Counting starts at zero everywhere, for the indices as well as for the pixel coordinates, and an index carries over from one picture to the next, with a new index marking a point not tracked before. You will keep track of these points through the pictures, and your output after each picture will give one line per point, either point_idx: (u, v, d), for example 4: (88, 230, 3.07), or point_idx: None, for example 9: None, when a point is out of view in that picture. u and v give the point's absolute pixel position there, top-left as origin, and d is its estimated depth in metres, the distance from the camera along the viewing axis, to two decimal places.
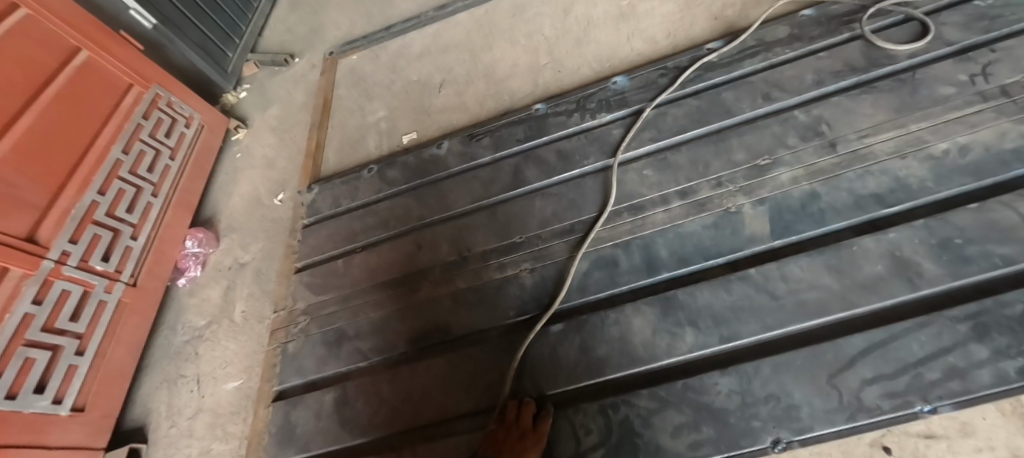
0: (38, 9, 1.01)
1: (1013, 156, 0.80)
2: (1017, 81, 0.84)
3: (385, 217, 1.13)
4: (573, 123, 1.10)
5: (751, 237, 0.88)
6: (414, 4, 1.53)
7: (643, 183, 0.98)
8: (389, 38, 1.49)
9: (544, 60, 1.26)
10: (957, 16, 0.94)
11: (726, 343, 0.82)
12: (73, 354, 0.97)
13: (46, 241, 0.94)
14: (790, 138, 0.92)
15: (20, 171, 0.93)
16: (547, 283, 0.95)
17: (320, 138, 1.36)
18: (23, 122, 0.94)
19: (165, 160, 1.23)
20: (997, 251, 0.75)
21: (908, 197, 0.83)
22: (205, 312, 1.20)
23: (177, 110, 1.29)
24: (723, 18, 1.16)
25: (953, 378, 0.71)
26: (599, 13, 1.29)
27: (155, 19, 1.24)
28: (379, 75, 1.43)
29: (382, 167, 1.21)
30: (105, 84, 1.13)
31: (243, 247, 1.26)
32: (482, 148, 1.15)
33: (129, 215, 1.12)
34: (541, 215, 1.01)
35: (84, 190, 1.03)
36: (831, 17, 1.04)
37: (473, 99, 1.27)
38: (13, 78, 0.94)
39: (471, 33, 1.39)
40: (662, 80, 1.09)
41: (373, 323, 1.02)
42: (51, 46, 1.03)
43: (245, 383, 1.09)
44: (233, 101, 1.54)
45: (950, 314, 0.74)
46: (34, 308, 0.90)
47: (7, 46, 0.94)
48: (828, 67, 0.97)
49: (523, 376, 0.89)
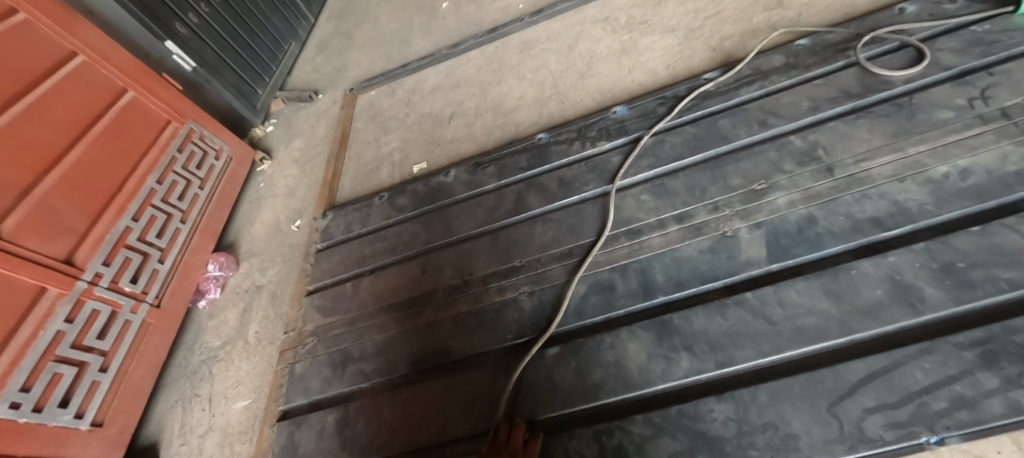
0: (93, 56, 1.13)
1: (1016, 179, 0.78)
2: (1017, 104, 0.83)
3: (393, 242, 1.17)
4: (574, 151, 1.14)
5: (747, 262, 0.87)
6: (430, 44, 1.63)
7: (641, 208, 0.99)
8: (405, 75, 1.58)
9: (549, 93, 1.32)
10: (953, 42, 0.95)
11: (721, 368, 0.81)
12: (98, 370, 1.03)
13: (82, 263, 1.02)
14: (786, 163, 0.93)
15: (65, 199, 1.02)
16: (545, 307, 0.96)
17: (337, 168, 1.44)
18: (71, 155, 1.05)
19: (195, 189, 1.32)
20: (1002, 275, 0.73)
21: (907, 221, 0.82)
22: (222, 333, 1.26)
23: (209, 143, 1.38)
24: (721, 49, 1.19)
25: (962, 408, 0.68)
26: (602, 47, 1.34)
27: (194, 63, 1.37)
28: (395, 110, 1.51)
29: (392, 195, 1.27)
30: (146, 120, 1.24)
31: (261, 271, 1.33)
32: (486, 176, 1.19)
33: (158, 240, 1.19)
34: (541, 240, 1.03)
35: (119, 217, 1.11)
36: (827, 46, 1.06)
37: (480, 130, 1.33)
38: (66, 116, 1.05)
39: (481, 69, 1.47)
40: (661, 109, 1.12)
41: (377, 345, 1.05)
42: (102, 87, 1.15)
43: (254, 403, 1.13)
44: (260, 134, 1.65)
45: (955, 340, 0.71)
46: (66, 326, 0.97)
47: (63, 89, 1.06)
48: (824, 93, 0.98)
49: (518, 399, 0.90)
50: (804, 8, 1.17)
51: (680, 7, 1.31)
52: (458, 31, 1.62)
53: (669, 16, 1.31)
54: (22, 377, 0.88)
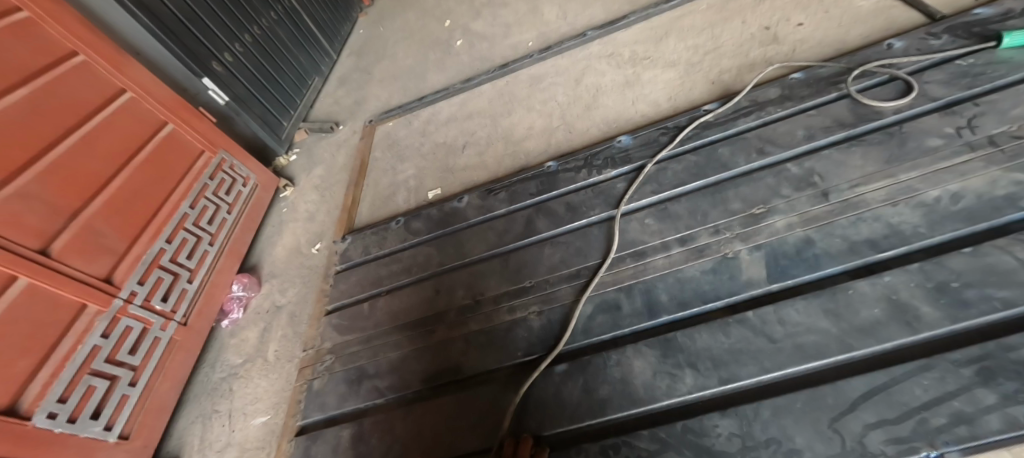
0: (139, 92, 1.23)
1: (1005, 202, 0.82)
2: (1003, 132, 0.88)
3: (408, 264, 1.22)
4: (581, 178, 1.20)
5: (748, 282, 0.91)
6: (445, 79, 1.74)
7: (645, 231, 1.04)
8: (421, 107, 1.67)
9: (557, 123, 1.39)
10: (939, 75, 1.00)
11: (725, 384, 0.83)
12: (127, 385, 1.08)
13: (119, 282, 1.09)
14: (784, 189, 0.97)
15: (108, 222, 1.10)
16: (554, 326, 0.99)
17: (356, 194, 1.51)
18: (115, 182, 1.13)
19: (223, 214, 1.39)
20: (995, 295, 0.76)
21: (902, 242, 0.85)
22: (242, 351, 1.30)
23: (238, 172, 1.47)
24: (720, 82, 1.26)
25: (961, 424, 0.70)
26: (607, 81, 1.42)
27: (227, 96, 1.47)
28: (411, 139, 1.59)
29: (408, 219, 1.33)
30: (183, 150, 1.32)
31: (281, 292, 1.38)
32: (498, 201, 1.25)
33: (188, 261, 1.26)
34: (550, 261, 1.08)
35: (154, 239, 1.19)
36: (820, 79, 1.12)
37: (492, 158, 1.40)
38: (112, 147, 1.14)
39: (493, 101, 1.55)
40: (663, 138, 1.17)
41: (392, 363, 1.08)
42: (146, 120, 1.24)
43: (271, 419, 1.16)
44: (284, 163, 1.73)
45: (952, 357, 0.73)
46: (101, 341, 1.02)
47: (112, 122, 1.15)
48: (818, 123, 1.03)
49: (525, 414, 0.93)
50: (798, 44, 1.24)
51: (681, 43, 1.39)
52: (471, 67, 1.72)
53: (670, 51, 1.39)
54: (59, 389, 0.94)
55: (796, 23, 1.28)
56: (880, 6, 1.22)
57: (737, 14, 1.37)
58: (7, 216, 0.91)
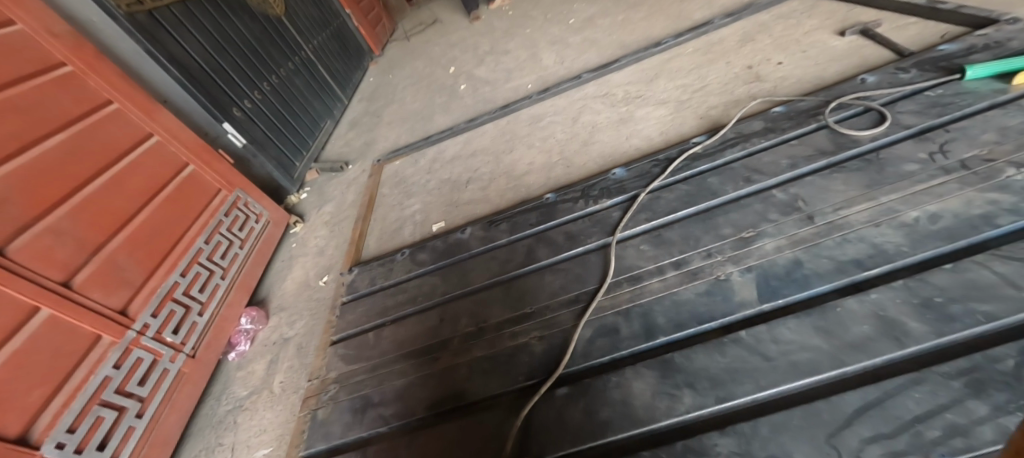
0: (165, 136, 1.33)
1: (982, 220, 0.86)
2: (973, 156, 0.93)
3: (414, 294, 1.26)
4: (578, 208, 1.25)
5: (741, 303, 0.94)
6: (450, 120, 1.84)
7: (641, 256, 1.08)
8: (427, 146, 1.76)
9: (556, 159, 1.46)
10: (911, 105, 1.07)
11: (723, 403, 0.84)
12: (135, 416, 1.09)
13: (133, 314, 1.14)
14: (771, 214, 1.02)
15: (128, 256, 1.16)
16: (554, 350, 1.02)
17: (363, 229, 1.57)
18: (137, 219, 1.20)
19: (236, 248, 1.44)
20: (979, 309, 0.79)
21: (886, 261, 0.88)
22: (249, 384, 1.31)
23: (252, 209, 1.54)
24: (708, 117, 1.33)
25: (956, 436, 0.70)
26: (602, 119, 1.50)
27: (244, 139, 1.56)
28: (417, 177, 1.67)
29: (414, 251, 1.38)
30: (201, 189, 1.39)
31: (289, 324, 1.41)
32: (500, 232, 1.30)
33: (199, 294, 1.31)
34: (551, 288, 1.11)
35: (168, 273, 1.24)
36: (800, 112, 1.19)
37: (494, 193, 1.46)
38: (137, 186, 1.22)
39: (496, 140, 1.64)
40: (655, 170, 1.24)
41: (397, 390, 1.10)
42: (169, 161, 1.32)
43: (273, 451, 1.15)
44: (294, 201, 1.79)
45: (943, 370, 0.75)
46: (113, 371, 1.05)
47: (139, 164, 1.24)
48: (800, 153, 1.09)
49: (528, 439, 0.93)
50: (779, 81, 1.32)
51: (670, 83, 1.48)
52: (474, 109, 1.83)
53: (661, 90, 1.48)
54: (68, 419, 0.96)
55: (776, 62, 1.37)
56: (854, 45, 1.31)
57: (721, 56, 1.47)
58: (37, 250, 0.98)
